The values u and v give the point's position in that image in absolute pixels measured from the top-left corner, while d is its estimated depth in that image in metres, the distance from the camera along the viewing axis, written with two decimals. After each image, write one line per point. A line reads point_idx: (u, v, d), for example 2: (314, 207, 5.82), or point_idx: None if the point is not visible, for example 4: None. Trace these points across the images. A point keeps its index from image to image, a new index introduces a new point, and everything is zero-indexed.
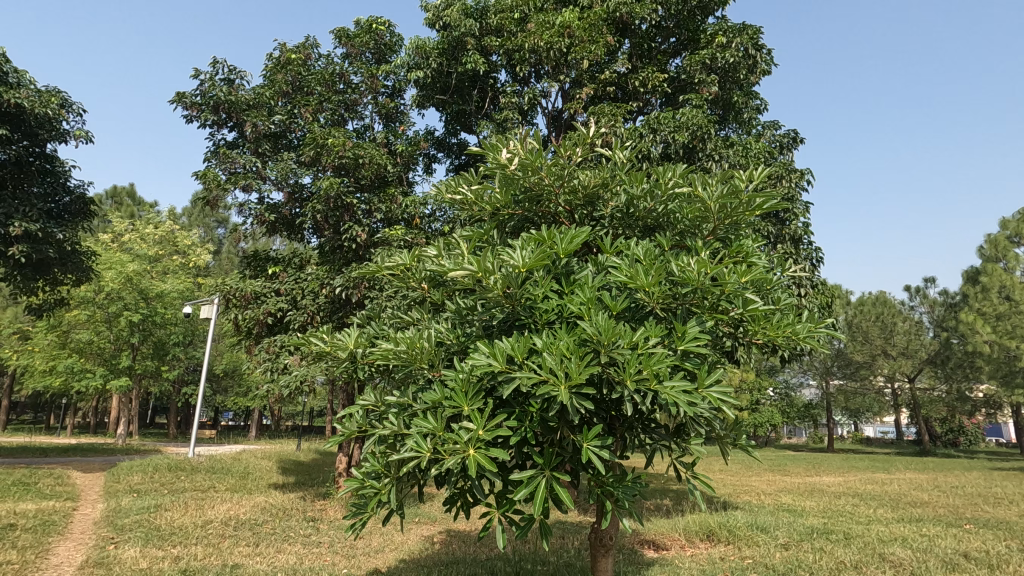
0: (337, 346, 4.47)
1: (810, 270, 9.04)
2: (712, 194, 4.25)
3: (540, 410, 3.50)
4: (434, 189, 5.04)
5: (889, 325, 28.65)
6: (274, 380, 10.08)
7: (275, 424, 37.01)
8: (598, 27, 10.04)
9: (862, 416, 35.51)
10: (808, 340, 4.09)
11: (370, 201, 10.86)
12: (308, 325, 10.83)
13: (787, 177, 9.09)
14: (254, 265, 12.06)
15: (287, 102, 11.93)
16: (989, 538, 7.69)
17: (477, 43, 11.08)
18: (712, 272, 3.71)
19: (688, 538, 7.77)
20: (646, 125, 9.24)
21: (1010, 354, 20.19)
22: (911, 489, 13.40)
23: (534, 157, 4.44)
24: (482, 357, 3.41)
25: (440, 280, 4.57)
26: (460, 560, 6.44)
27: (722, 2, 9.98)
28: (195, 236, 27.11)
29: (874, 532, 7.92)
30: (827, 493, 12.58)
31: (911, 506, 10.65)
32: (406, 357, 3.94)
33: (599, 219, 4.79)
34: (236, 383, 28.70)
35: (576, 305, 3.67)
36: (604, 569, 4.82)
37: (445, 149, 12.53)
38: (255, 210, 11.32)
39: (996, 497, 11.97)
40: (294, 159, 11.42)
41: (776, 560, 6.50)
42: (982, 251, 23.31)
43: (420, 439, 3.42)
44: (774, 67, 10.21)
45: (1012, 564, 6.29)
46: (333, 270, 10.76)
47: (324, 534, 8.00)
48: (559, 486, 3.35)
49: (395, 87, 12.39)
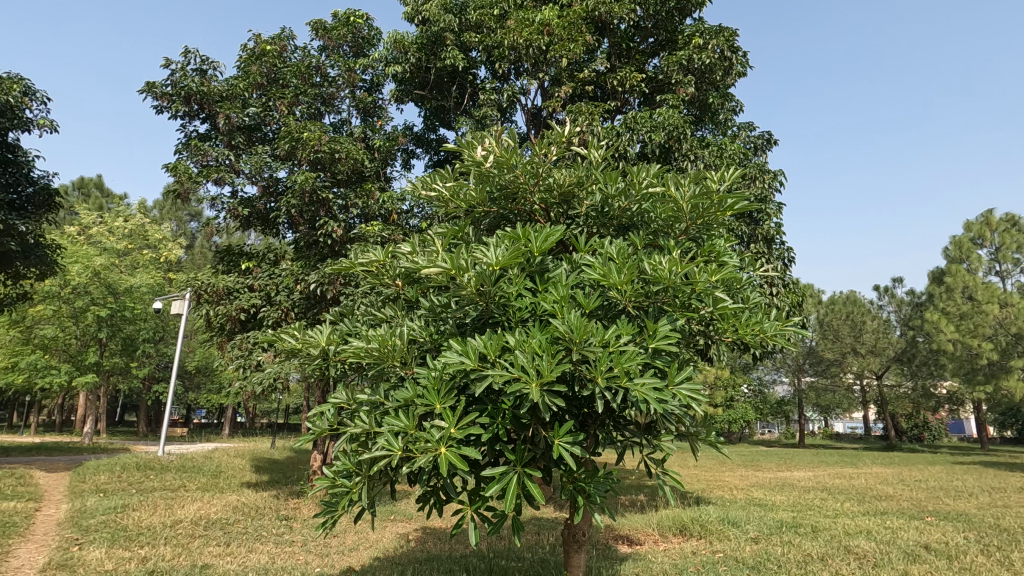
0: (309, 343, 4.42)
1: (782, 269, 9.22)
2: (685, 194, 4.29)
3: (512, 407, 3.52)
4: (410, 185, 5.00)
5: (858, 324, 29.44)
6: (246, 377, 9.93)
7: (249, 421, 36.44)
8: (577, 25, 10.05)
9: (832, 412, 36.41)
10: (777, 339, 4.16)
11: (347, 196, 10.74)
12: (283, 322, 10.69)
13: (760, 178, 9.26)
14: (226, 261, 11.84)
15: (261, 94, 11.68)
16: (949, 530, 7.95)
17: (456, 39, 11.05)
18: (683, 271, 3.75)
19: (662, 533, 7.87)
20: (624, 124, 9.33)
21: (971, 352, 20.97)
22: (878, 483, 13.78)
23: (509, 155, 4.44)
24: (454, 355, 3.41)
25: (414, 277, 4.54)
26: (434, 558, 6.41)
27: (700, 4, 10.09)
28: (167, 230, 26.54)
29: (841, 526, 8.13)
30: (797, 487, 12.90)
31: (877, 500, 10.96)
32: (378, 355, 3.91)
33: (573, 219, 4.83)
34: (209, 380, 28.19)
35: (549, 303, 3.69)
36: (577, 565, 4.83)
37: (424, 144, 12.47)
38: (227, 204, 11.08)
39: (957, 491, 12.39)
40: (269, 153, 11.22)
41: (746, 554, 6.63)
42: (947, 252, 24.05)
43: (391, 437, 3.38)
44: (749, 69, 10.34)
45: (969, 555, 6.50)
46: (308, 265, 10.63)
47: (297, 534, 7.90)
48: (531, 483, 3.36)
49: (373, 82, 12.27)
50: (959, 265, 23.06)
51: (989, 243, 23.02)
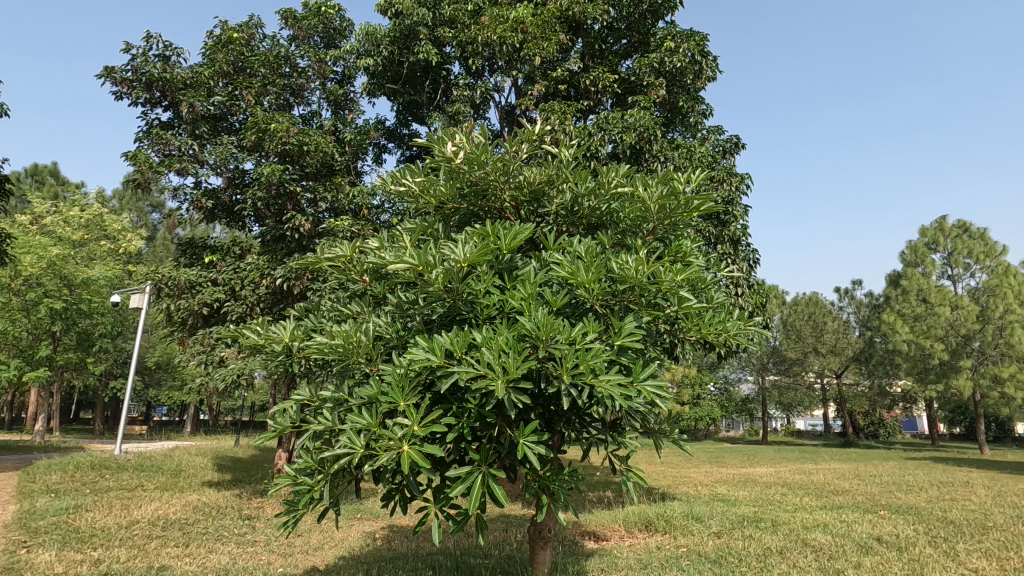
0: (272, 340, 4.33)
1: (747, 270, 9.46)
2: (652, 195, 4.32)
3: (478, 405, 3.50)
4: (379, 179, 4.92)
5: (820, 324, 30.40)
6: (209, 373, 9.71)
7: (213, 419, 35.46)
8: (551, 24, 10.11)
9: (795, 411, 37.43)
10: (739, 338, 4.26)
11: (316, 190, 10.54)
12: (247, 318, 10.42)
13: (728, 181, 9.47)
14: (189, 254, 11.50)
15: (227, 83, 11.34)
16: (900, 523, 8.29)
17: (430, 34, 10.96)
18: (649, 270, 3.81)
19: (628, 529, 7.97)
20: (596, 124, 9.43)
21: (924, 352, 21.88)
22: (835, 478, 14.27)
23: (480, 152, 4.43)
24: (421, 351, 3.39)
25: (382, 272, 4.49)
26: (401, 556, 6.37)
27: (672, 8, 10.22)
28: (126, 220, 25.63)
29: (799, 520, 8.38)
30: (760, 483, 13.27)
31: (834, 494, 11.36)
32: (341, 351, 3.85)
33: (543, 217, 4.87)
34: (170, 376, 27.35)
35: (517, 301, 3.70)
36: (542, 561, 4.85)
37: (396, 140, 12.38)
38: (190, 195, 10.76)
39: (909, 485, 12.92)
40: (235, 143, 10.89)
41: (708, 548, 6.77)
42: (903, 256, 24.95)
43: (353, 435, 3.32)
44: (719, 74, 10.50)
45: (918, 547, 6.80)
46: (275, 260, 10.42)
47: (260, 533, 7.75)
48: (495, 483, 3.34)
49: (344, 74, 12.07)
50: (915, 269, 23.92)
51: (942, 248, 23.97)
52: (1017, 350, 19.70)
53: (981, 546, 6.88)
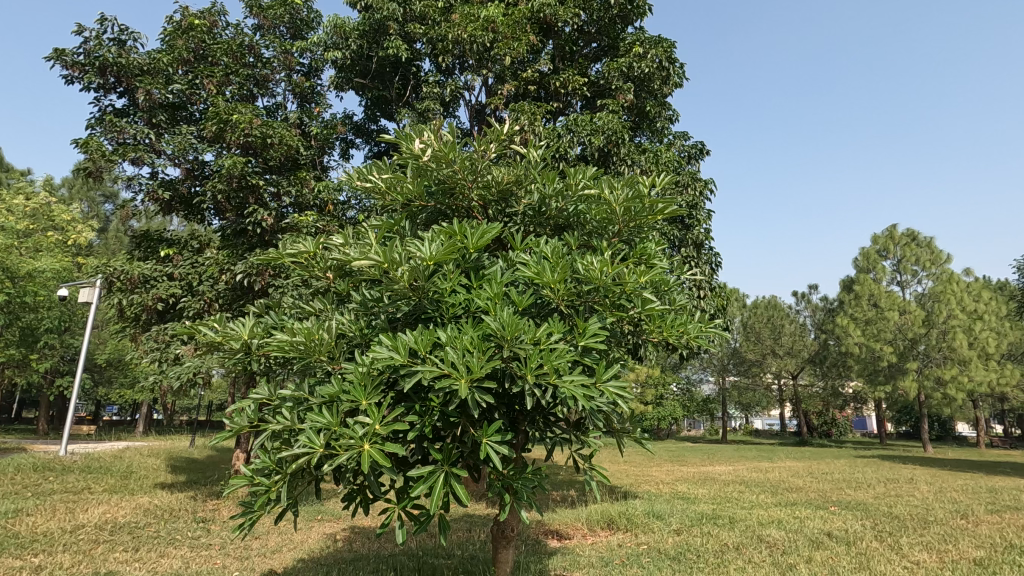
0: (230, 337, 4.20)
1: (709, 273, 9.68)
2: (617, 198, 4.36)
3: (441, 404, 3.48)
4: (345, 174, 4.84)
5: (778, 326, 31.41)
6: (163, 371, 9.35)
7: (167, 419, 34.19)
8: (522, 24, 10.13)
9: (754, 411, 38.52)
10: (700, 339, 4.35)
11: (279, 183, 10.30)
12: (205, 314, 10.10)
13: (692, 186, 9.67)
14: (143, 247, 11.03)
15: (187, 71, 10.94)
16: (850, 518, 8.63)
17: (400, 29, 10.84)
18: (613, 271, 3.85)
19: (590, 527, 8.05)
20: (565, 126, 9.51)
21: (874, 354, 22.86)
22: (790, 476, 14.76)
23: (448, 150, 4.39)
24: (384, 350, 3.35)
25: (346, 270, 4.43)
26: (362, 557, 6.28)
27: (641, 14, 10.38)
28: (75, 211, 24.47)
29: (755, 516, 8.62)
30: (718, 481, 13.61)
31: (788, 491, 11.74)
32: (303, 349, 3.78)
33: (511, 217, 4.87)
34: (121, 374, 26.23)
35: (483, 300, 3.69)
36: (505, 560, 4.85)
37: (364, 135, 12.20)
38: (145, 185, 10.33)
39: (858, 482, 13.46)
40: (194, 134, 10.53)
41: (668, 545, 6.90)
42: (857, 262, 25.90)
43: (312, 434, 3.24)
44: (686, 80, 10.72)
45: (865, 541, 7.09)
46: (235, 255, 10.13)
47: (214, 536, 7.51)
48: (458, 483, 3.31)
49: (311, 66, 11.84)
50: (866, 275, 24.89)
51: (892, 255, 25.03)
52: (958, 353, 21.04)
53: (923, 539, 7.22)
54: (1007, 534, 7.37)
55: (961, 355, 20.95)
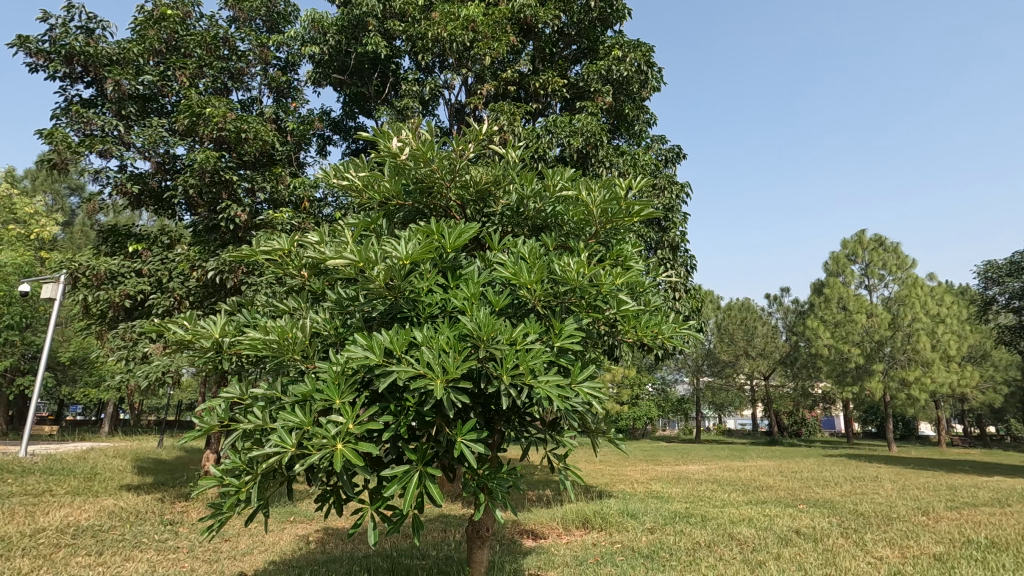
0: (200, 335, 4.11)
1: (684, 275, 9.83)
2: (595, 199, 4.38)
3: (416, 404, 3.46)
4: (321, 171, 4.79)
5: (751, 328, 32.03)
6: (130, 370, 9.10)
7: (134, 419, 33.27)
8: (502, 24, 10.13)
9: (727, 411, 39.21)
10: (674, 340, 4.41)
11: (253, 179, 10.12)
12: (175, 311, 9.86)
13: (669, 189, 9.80)
14: (111, 242, 10.71)
15: (158, 62, 10.66)
16: (817, 516, 8.85)
17: (379, 26, 10.75)
18: (589, 273, 3.88)
19: (565, 526, 8.10)
20: (544, 127, 9.55)
21: (842, 356, 23.46)
22: (761, 475, 15.08)
23: (426, 149, 4.37)
24: (359, 349, 3.32)
25: (322, 268, 4.38)
26: (335, 559, 6.21)
27: (620, 18, 10.47)
28: (38, 203, 23.65)
29: (726, 515, 8.79)
30: (692, 480, 13.82)
31: (759, 490, 12.00)
32: (276, 348, 3.74)
33: (489, 216, 4.87)
34: (86, 373, 25.43)
35: (459, 300, 3.68)
36: (480, 560, 4.85)
37: (341, 131, 12.07)
38: (114, 178, 10.04)
39: (826, 481, 13.81)
40: (166, 126, 10.27)
41: (641, 543, 7.00)
42: (827, 266, 26.54)
43: (284, 434, 3.19)
44: (663, 85, 10.85)
45: (831, 538, 7.28)
46: (207, 252, 9.92)
47: (183, 539, 7.34)
48: (432, 482, 3.30)
49: (288, 61, 11.66)
50: (836, 278, 25.51)
51: (860, 259, 25.73)
52: (921, 355, 21.76)
53: (887, 535, 7.44)
54: (965, 530, 7.64)
55: (924, 357, 21.69)
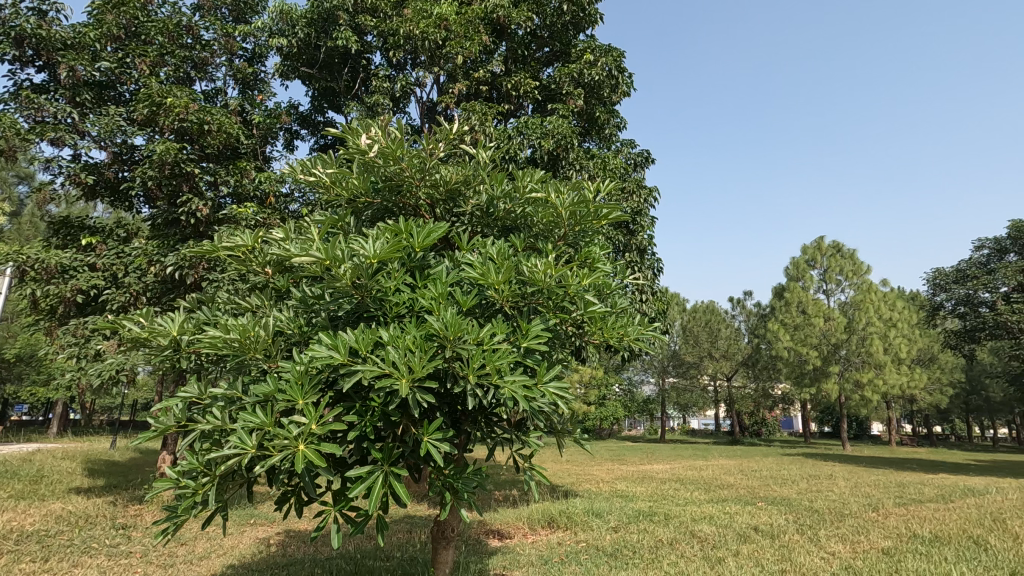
0: (157, 333, 3.96)
1: (651, 278, 10.01)
2: (563, 202, 4.42)
3: (382, 404, 3.43)
4: (287, 167, 4.71)
5: (715, 330, 32.82)
6: (82, 368, 8.73)
7: (85, 419, 31.93)
8: (475, 24, 10.13)
9: (691, 411, 40.03)
10: (639, 342, 4.48)
11: (216, 172, 9.84)
12: (131, 307, 9.51)
13: (637, 193, 9.97)
14: (62, 234, 10.24)
15: (116, 48, 10.24)
16: (774, 513, 9.13)
17: (350, 20, 10.62)
18: (557, 274, 3.91)
19: (531, 526, 8.15)
20: (515, 128, 9.59)
21: (801, 358, 24.23)
22: (722, 474, 15.44)
23: (396, 147, 4.33)
24: (323, 348, 3.27)
25: (286, 266, 4.29)
26: (297, 562, 6.10)
27: (592, 23, 10.58)
28: None
29: (689, 513, 8.98)
30: (656, 479, 14.07)
31: (720, 488, 12.30)
32: (237, 347, 3.65)
33: (458, 216, 4.86)
34: (34, 370, 24.27)
35: (427, 299, 3.65)
36: (444, 561, 4.83)
37: (310, 126, 11.86)
38: (66, 168, 9.61)
39: (784, 479, 14.24)
40: (123, 115, 9.88)
41: (606, 542, 7.09)
42: (788, 271, 27.33)
43: (244, 435, 3.12)
44: (633, 90, 11.00)
45: (788, 534, 7.52)
46: (166, 246, 9.59)
47: (136, 543, 7.09)
48: (397, 482, 3.27)
49: (255, 52, 11.38)
50: (796, 283, 26.31)
51: (819, 265, 26.63)
52: (875, 358, 22.66)
53: (839, 531, 7.72)
54: (911, 525, 8.00)
55: (877, 359, 22.61)
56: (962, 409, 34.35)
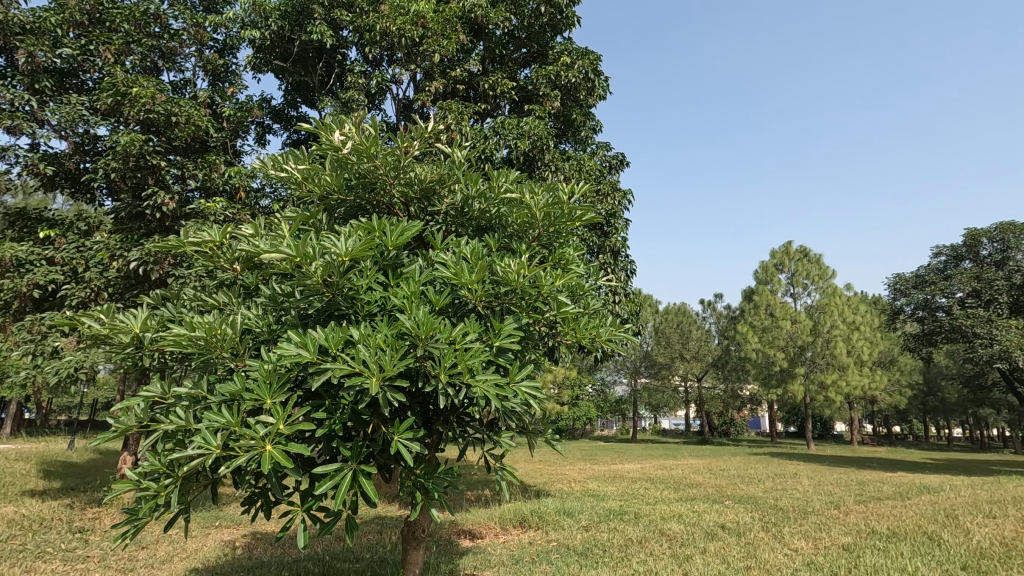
0: (118, 330, 3.84)
1: (624, 280, 10.13)
2: (538, 203, 4.44)
3: (352, 403, 3.40)
4: (258, 162, 4.62)
5: (686, 332, 33.38)
6: (38, 366, 8.40)
7: (41, 419, 30.72)
8: (452, 23, 10.11)
9: (662, 412, 40.61)
10: (610, 342, 4.52)
11: (183, 166, 9.58)
12: (92, 303, 9.19)
13: (611, 196, 10.07)
14: (19, 226, 9.83)
15: (79, 35, 9.89)
16: (741, 511, 9.33)
17: (326, 15, 10.48)
18: (530, 274, 3.92)
19: (502, 526, 8.15)
20: (492, 128, 9.59)
21: (768, 360, 24.85)
22: (691, 473, 15.70)
23: (369, 144, 4.30)
24: (292, 347, 3.22)
25: (255, 262, 4.21)
26: (263, 564, 5.98)
27: (570, 25, 10.66)
28: None
29: (658, 511, 9.11)
30: (627, 478, 14.24)
31: (689, 487, 12.52)
32: (203, 345, 3.56)
33: (433, 215, 4.84)
34: None
35: (399, 298, 3.62)
36: (414, 561, 4.80)
37: (282, 120, 11.65)
38: (24, 157, 9.23)
39: (750, 478, 14.58)
40: (86, 104, 9.55)
41: (577, 541, 7.15)
42: (757, 274, 27.93)
43: (209, 435, 3.04)
44: (609, 93, 11.11)
45: (753, 532, 7.71)
46: (130, 240, 9.31)
47: (94, 547, 6.85)
48: (366, 481, 3.23)
49: (226, 43, 11.13)
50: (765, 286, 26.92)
51: (787, 269, 27.31)
52: (838, 360, 23.37)
53: (802, 528, 7.94)
54: (870, 522, 8.28)
55: (841, 361, 23.31)
56: (919, 409, 35.67)
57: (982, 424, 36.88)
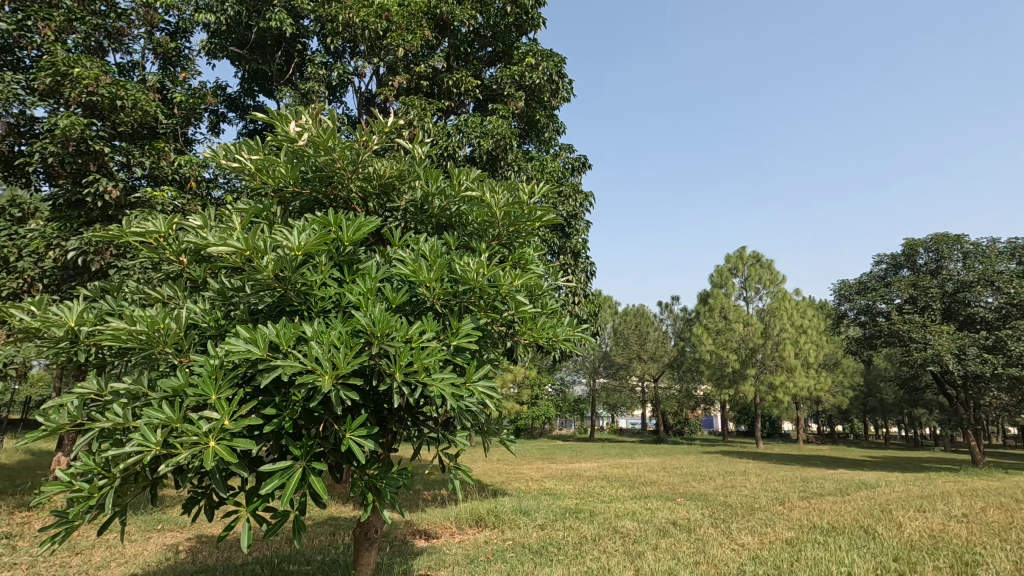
0: (51, 323, 3.63)
1: (584, 281, 10.25)
2: (498, 202, 4.43)
3: (303, 400, 3.30)
4: (209, 151, 4.45)
5: (644, 333, 34.06)
6: None
7: None
8: (417, 18, 9.98)
9: (619, 411, 41.34)
10: (567, 342, 4.55)
11: (129, 153, 9.12)
12: (24, 295, 8.66)
13: (573, 197, 10.17)
14: None
15: (16, 9, 9.27)
16: (692, 508, 9.58)
17: (286, 2, 10.18)
18: (489, 273, 3.89)
19: (458, 526, 8.11)
20: (455, 125, 9.54)
21: (721, 361, 25.63)
22: (645, 471, 16.04)
23: (327, 137, 4.19)
24: (240, 342, 3.11)
25: (203, 254, 4.05)
26: (206, 568, 5.77)
27: (535, 26, 10.69)
28: None
29: (613, 509, 9.26)
30: (583, 477, 14.41)
31: (643, 485, 12.79)
32: (144, 340, 3.41)
33: (391, 211, 4.78)
34: None
35: (354, 295, 3.56)
36: (366, 562, 4.73)
37: (237, 109, 11.26)
38: None
39: (702, 475, 15.00)
40: (22, 83, 8.97)
41: (531, 539, 7.20)
42: (713, 278, 28.77)
43: (148, 432, 2.91)
44: (572, 96, 11.21)
45: (703, 528, 7.93)
46: (68, 229, 8.81)
47: (21, 554, 6.45)
48: (316, 479, 3.15)
49: (178, 26, 10.66)
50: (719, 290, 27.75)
51: (740, 273, 28.27)
52: (787, 362, 24.31)
53: (749, 524, 8.23)
54: (813, 517, 8.64)
55: (788, 363, 24.26)
56: (860, 410, 37.47)
57: (915, 423, 39.10)
